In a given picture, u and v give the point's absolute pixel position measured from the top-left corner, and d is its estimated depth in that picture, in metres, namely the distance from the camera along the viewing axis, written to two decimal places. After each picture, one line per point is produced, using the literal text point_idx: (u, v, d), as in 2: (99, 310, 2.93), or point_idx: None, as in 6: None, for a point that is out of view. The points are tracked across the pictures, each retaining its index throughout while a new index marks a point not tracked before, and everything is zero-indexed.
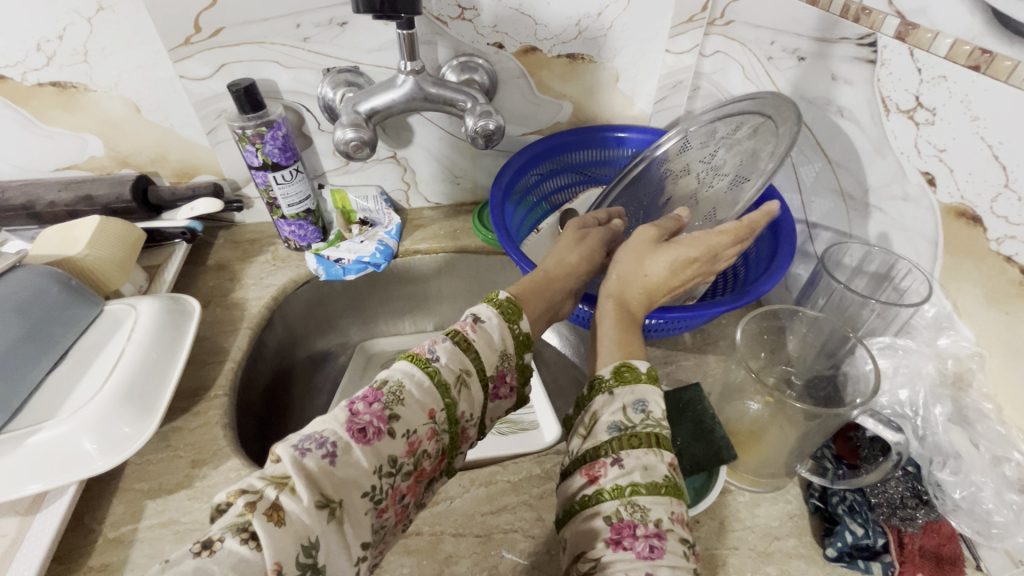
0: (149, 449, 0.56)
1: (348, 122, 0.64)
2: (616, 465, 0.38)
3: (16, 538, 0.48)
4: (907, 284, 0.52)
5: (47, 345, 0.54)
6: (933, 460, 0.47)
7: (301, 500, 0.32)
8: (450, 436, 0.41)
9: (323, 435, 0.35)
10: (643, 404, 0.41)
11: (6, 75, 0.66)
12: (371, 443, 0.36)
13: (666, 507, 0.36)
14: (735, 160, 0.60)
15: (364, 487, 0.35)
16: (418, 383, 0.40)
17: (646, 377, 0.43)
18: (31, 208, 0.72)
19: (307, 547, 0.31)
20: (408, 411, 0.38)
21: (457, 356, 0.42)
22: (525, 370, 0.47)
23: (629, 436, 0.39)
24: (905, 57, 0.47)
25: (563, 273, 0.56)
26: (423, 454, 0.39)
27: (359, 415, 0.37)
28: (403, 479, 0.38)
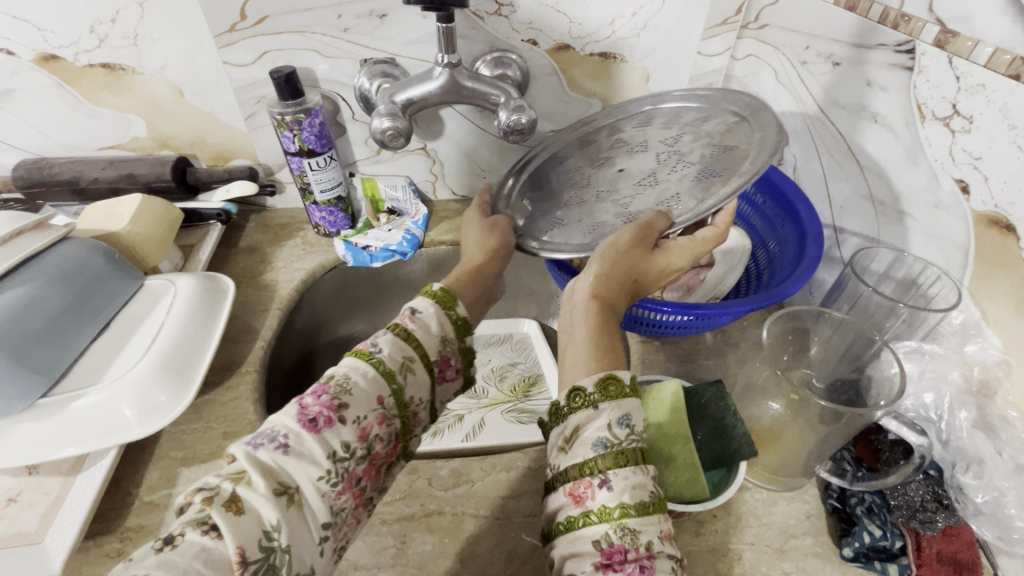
0: (184, 420, 0.58)
1: (385, 112, 0.66)
2: (604, 487, 0.37)
3: (59, 496, 0.51)
4: (935, 291, 0.52)
5: (92, 315, 0.57)
6: (956, 464, 0.48)
7: (259, 487, 0.35)
8: (401, 420, 0.45)
9: (275, 431, 0.39)
10: (627, 419, 0.40)
11: (59, 55, 0.68)
12: (322, 431, 0.39)
13: (654, 527, 0.36)
14: (701, 151, 0.56)
15: (319, 473, 0.38)
16: (363, 374, 0.43)
17: (630, 390, 0.41)
18: (76, 184, 0.74)
19: (268, 532, 0.34)
20: (356, 400, 0.42)
21: (399, 347, 0.46)
22: (468, 352, 0.50)
23: (617, 453, 0.38)
24: (944, 65, 0.48)
25: (485, 257, 0.61)
26: (376, 438, 0.42)
27: (309, 407, 0.40)
28: (358, 463, 0.41)
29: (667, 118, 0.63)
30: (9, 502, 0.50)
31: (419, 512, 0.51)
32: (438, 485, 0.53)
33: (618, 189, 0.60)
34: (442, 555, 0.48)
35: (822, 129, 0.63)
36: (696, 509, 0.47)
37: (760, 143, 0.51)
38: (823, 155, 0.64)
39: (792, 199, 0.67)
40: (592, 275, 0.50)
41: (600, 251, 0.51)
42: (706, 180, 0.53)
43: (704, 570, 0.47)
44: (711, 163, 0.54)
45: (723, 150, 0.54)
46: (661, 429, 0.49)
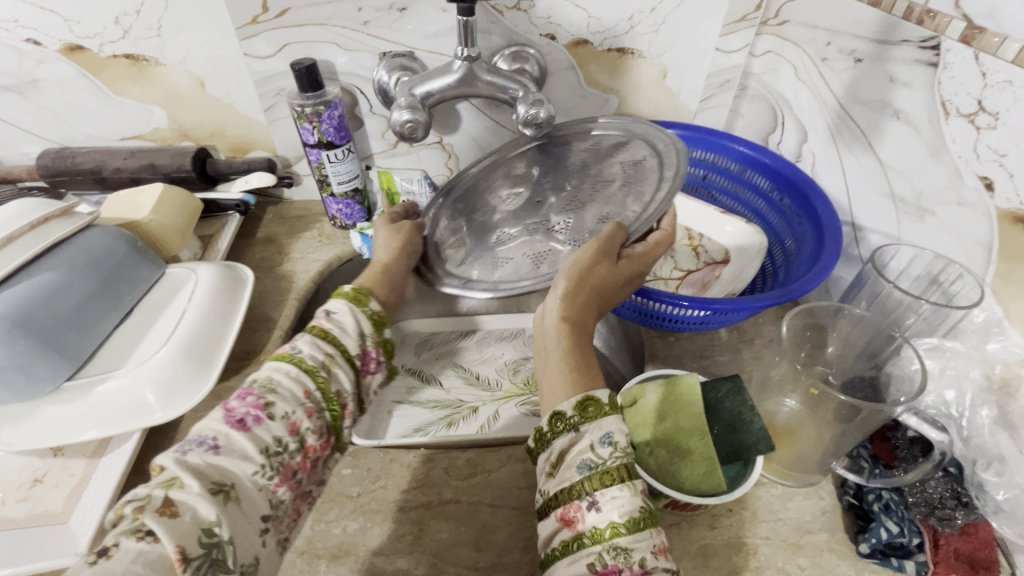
0: (204, 406, 0.59)
1: (405, 104, 0.66)
2: (592, 509, 0.38)
3: (84, 477, 0.52)
4: (957, 289, 0.52)
5: (117, 301, 0.58)
6: (977, 461, 0.47)
7: (193, 486, 0.36)
8: (332, 412, 0.47)
9: (203, 435, 0.40)
10: (610, 437, 0.40)
11: (84, 46, 0.69)
12: (251, 428, 0.41)
13: (647, 542, 0.37)
14: (618, 171, 0.62)
15: (253, 467, 0.40)
16: (287, 373, 0.46)
17: (610, 408, 0.42)
18: (99, 174, 0.75)
19: (209, 528, 0.35)
20: (282, 397, 0.44)
21: (318, 345, 0.49)
22: (388, 345, 0.55)
23: (602, 475, 0.39)
24: (969, 62, 0.47)
25: (393, 256, 0.62)
26: (308, 431, 0.45)
27: (235, 409, 0.42)
28: (293, 456, 0.43)
29: (562, 148, 0.68)
30: (35, 482, 0.51)
31: (436, 500, 0.51)
32: (455, 475, 0.53)
33: (550, 221, 0.62)
34: (458, 543, 0.48)
35: (842, 126, 0.63)
36: (711, 502, 0.47)
37: (668, 155, 0.59)
38: (842, 151, 0.64)
39: (811, 195, 0.67)
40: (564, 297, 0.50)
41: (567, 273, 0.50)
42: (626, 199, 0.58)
43: (720, 563, 0.47)
44: (630, 184, 0.60)
45: (637, 167, 0.61)
46: (678, 424, 0.49)
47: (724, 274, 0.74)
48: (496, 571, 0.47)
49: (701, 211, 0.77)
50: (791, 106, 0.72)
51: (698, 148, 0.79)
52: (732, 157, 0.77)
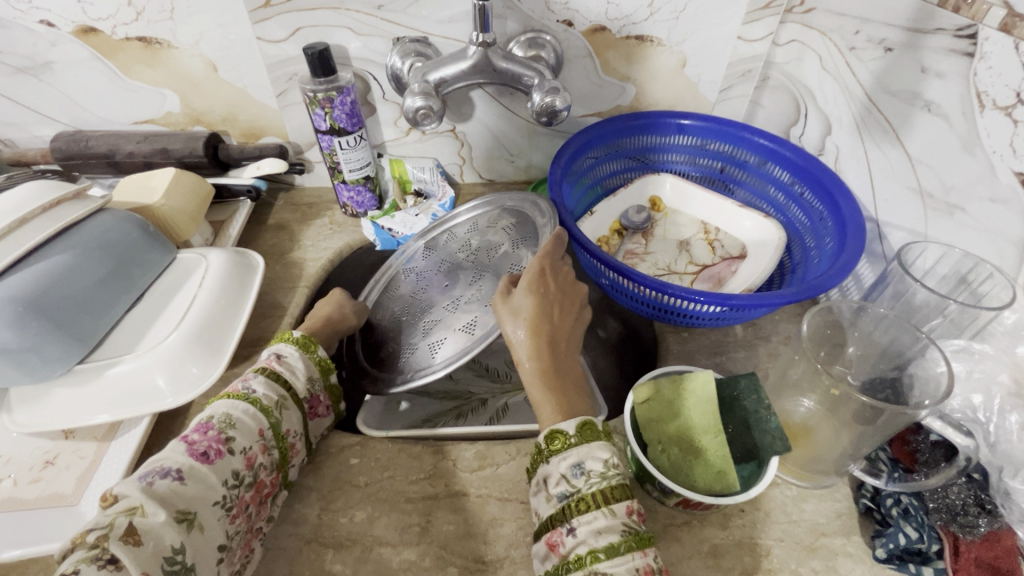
0: (214, 392, 0.59)
1: (418, 91, 0.65)
2: (570, 534, 0.42)
3: (95, 460, 0.52)
4: (987, 289, 0.50)
5: (129, 285, 0.58)
6: (1003, 468, 0.46)
7: (157, 516, 0.39)
8: (281, 450, 0.49)
9: (166, 466, 0.42)
10: (580, 467, 0.44)
11: (98, 28, 0.69)
12: (213, 462, 0.43)
13: (626, 567, 0.39)
14: (500, 237, 0.65)
15: (214, 498, 0.42)
16: (243, 411, 0.48)
17: (576, 439, 0.45)
18: (112, 157, 0.75)
19: (171, 557, 0.38)
20: (241, 433, 0.46)
21: (272, 387, 0.51)
22: (333, 389, 0.57)
23: (578, 504, 0.42)
24: (1009, 51, 0.45)
25: (337, 311, 0.65)
26: (261, 466, 0.46)
27: (196, 442, 0.44)
28: (247, 490, 0.45)
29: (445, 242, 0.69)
30: (46, 464, 0.52)
31: (443, 492, 0.51)
32: (463, 467, 0.53)
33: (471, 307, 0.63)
34: (465, 536, 0.48)
35: (869, 118, 0.61)
36: (727, 502, 0.45)
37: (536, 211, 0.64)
38: (869, 143, 0.62)
39: (834, 190, 0.66)
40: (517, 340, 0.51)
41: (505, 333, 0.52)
42: (517, 251, 0.62)
43: (731, 563, 0.46)
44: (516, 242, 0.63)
45: (513, 230, 0.65)
46: (690, 420, 0.49)
47: (740, 269, 0.72)
48: (503, 565, 0.46)
49: (717, 205, 0.77)
50: (815, 98, 0.70)
51: (715, 140, 0.78)
52: (752, 149, 0.76)
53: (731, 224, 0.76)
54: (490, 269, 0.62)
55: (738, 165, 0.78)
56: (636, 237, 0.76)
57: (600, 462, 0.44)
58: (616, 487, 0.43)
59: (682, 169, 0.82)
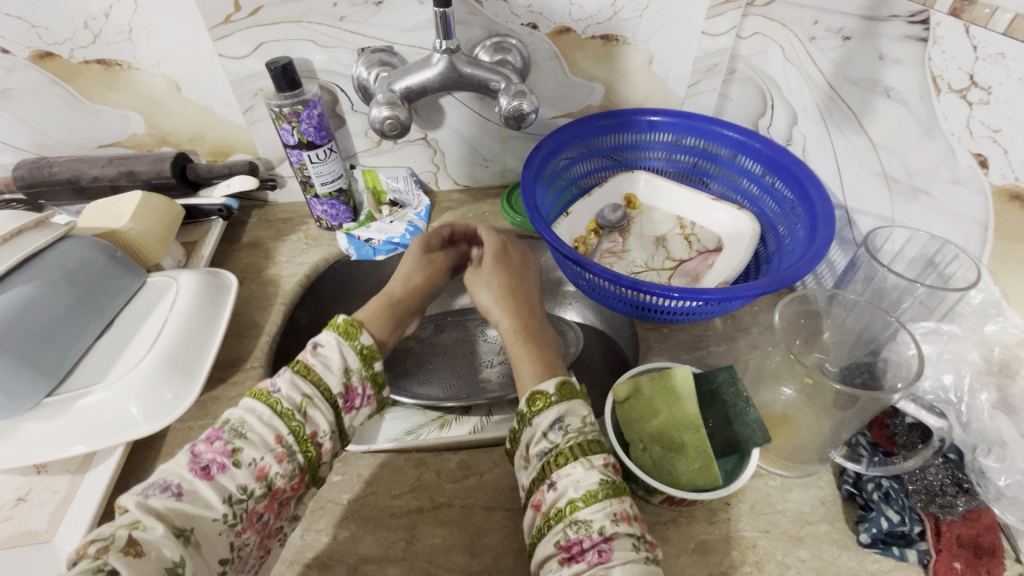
0: (190, 417, 0.58)
1: (383, 100, 0.64)
2: (551, 489, 0.43)
3: (68, 495, 0.51)
4: (953, 270, 0.50)
5: (96, 312, 0.57)
6: (977, 447, 0.46)
7: (156, 529, 0.37)
8: (306, 455, 0.46)
9: (168, 479, 0.41)
10: (561, 423, 0.46)
11: (55, 53, 0.68)
12: (214, 477, 0.42)
13: (607, 512, 0.41)
14: None
15: (215, 514, 0.40)
16: (260, 416, 0.46)
17: (555, 399, 0.48)
18: (77, 183, 0.74)
19: (172, 568, 0.36)
20: (251, 443, 0.44)
21: (297, 385, 0.48)
22: (378, 378, 0.53)
23: (555, 455, 0.44)
24: (960, 35, 0.46)
25: (406, 293, 0.62)
26: (276, 476, 0.44)
27: (200, 455, 0.43)
28: (259, 501, 0.43)
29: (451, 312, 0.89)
30: (18, 501, 0.50)
31: (428, 505, 0.50)
32: (447, 478, 0.52)
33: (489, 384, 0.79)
34: (452, 548, 0.47)
35: (832, 106, 0.62)
36: (708, 497, 0.45)
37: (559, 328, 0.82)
38: (832, 131, 0.63)
39: (803, 178, 0.66)
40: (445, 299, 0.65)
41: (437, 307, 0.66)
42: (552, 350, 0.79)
43: (718, 558, 0.46)
44: None
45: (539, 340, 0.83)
46: (673, 417, 0.48)
47: (716, 262, 0.73)
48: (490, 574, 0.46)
49: (691, 200, 0.78)
50: (780, 89, 0.71)
51: (689, 135, 0.78)
52: (722, 143, 0.76)
53: (705, 217, 0.77)
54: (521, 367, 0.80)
55: (710, 159, 0.79)
56: (610, 235, 0.77)
57: (577, 417, 0.47)
58: (594, 440, 0.45)
59: (658, 165, 0.83)
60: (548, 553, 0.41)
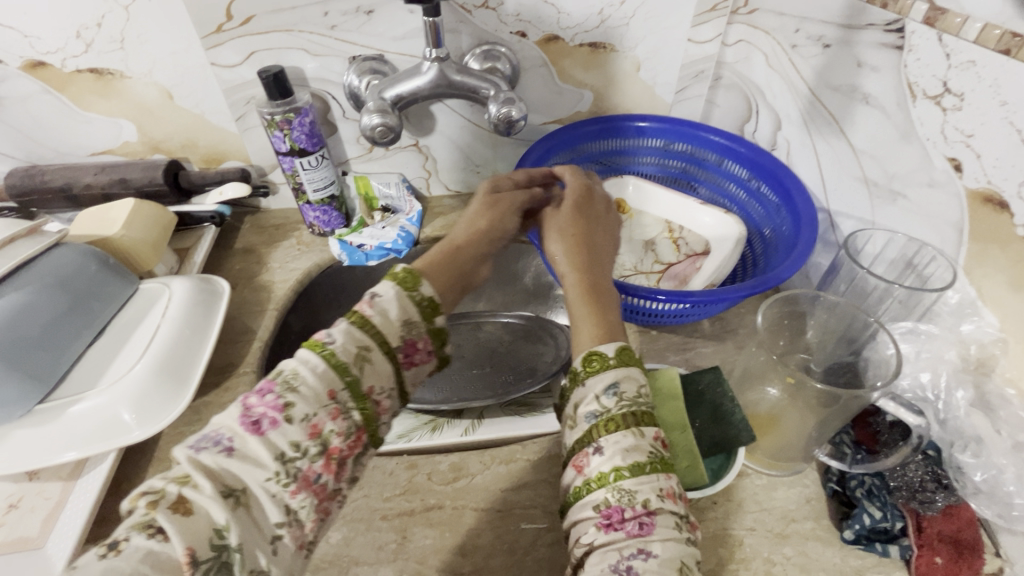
0: (183, 422, 0.58)
1: (374, 108, 0.65)
2: (597, 454, 0.40)
3: (60, 501, 0.51)
4: (931, 271, 0.51)
5: (89, 319, 0.57)
6: (955, 443, 0.47)
7: (204, 489, 0.35)
8: (363, 413, 0.42)
9: (218, 434, 0.38)
10: (614, 388, 0.43)
11: (47, 62, 0.68)
12: (265, 434, 0.38)
13: (652, 486, 0.38)
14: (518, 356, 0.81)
15: (267, 474, 0.37)
16: (313, 368, 0.41)
17: (613, 363, 0.44)
18: (69, 191, 0.74)
19: (220, 531, 0.34)
20: (303, 399, 0.40)
21: (353, 337, 0.43)
22: (439, 333, 0.47)
23: (605, 422, 0.41)
24: (933, 43, 0.47)
25: (468, 240, 0.56)
26: (332, 434, 0.40)
27: (252, 408, 0.39)
28: (315, 461, 0.39)
29: None
30: (10, 508, 0.50)
31: (419, 506, 0.51)
32: (438, 480, 0.53)
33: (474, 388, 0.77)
34: (443, 548, 0.48)
35: (814, 112, 0.63)
36: (694, 494, 0.47)
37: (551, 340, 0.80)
38: (814, 135, 0.64)
39: (786, 182, 0.68)
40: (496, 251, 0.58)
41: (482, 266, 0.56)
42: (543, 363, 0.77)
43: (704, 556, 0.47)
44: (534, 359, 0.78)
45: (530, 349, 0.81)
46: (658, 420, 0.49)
47: (704, 265, 0.74)
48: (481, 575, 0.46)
49: (679, 203, 0.78)
50: (765, 95, 0.72)
51: (676, 140, 0.80)
52: (709, 148, 0.77)
53: (692, 221, 0.78)
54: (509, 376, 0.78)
55: (699, 164, 0.80)
56: None
57: (634, 383, 0.43)
58: (648, 411, 0.42)
59: (647, 170, 0.84)
60: (585, 516, 0.39)
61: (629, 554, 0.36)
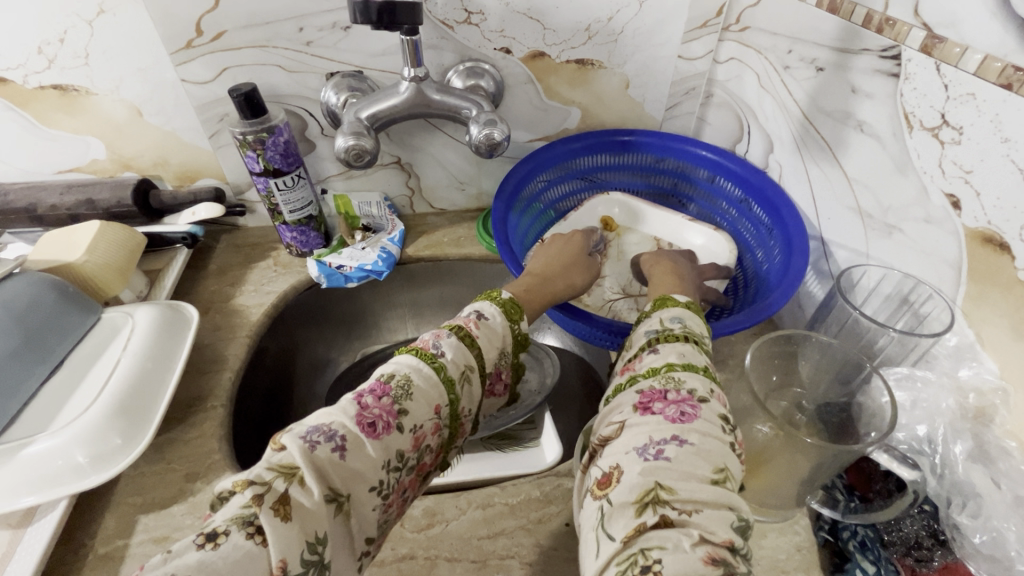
0: (144, 462, 0.55)
1: (349, 130, 0.62)
2: (651, 354, 0.42)
3: (7, 552, 0.48)
4: (927, 310, 0.49)
5: (44, 354, 0.54)
6: (952, 502, 0.44)
7: (311, 495, 0.34)
8: (450, 430, 0.43)
9: (332, 428, 0.37)
10: (680, 319, 0.45)
11: (8, 78, 0.65)
12: (381, 438, 0.38)
13: (703, 383, 0.38)
14: None
15: (372, 482, 0.38)
16: (425, 377, 0.41)
17: (685, 304, 0.48)
18: (33, 211, 0.71)
19: (313, 544, 0.34)
20: (417, 405, 0.40)
21: (462, 353, 0.44)
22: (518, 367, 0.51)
23: (665, 334, 0.43)
24: (931, 72, 0.45)
25: (562, 267, 0.62)
26: (427, 448, 0.41)
27: (368, 408, 0.38)
28: (408, 473, 0.40)
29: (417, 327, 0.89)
30: None
31: (390, 557, 0.48)
32: (411, 526, 0.50)
33: None
34: None
35: (808, 137, 0.61)
36: None
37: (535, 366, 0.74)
38: (807, 160, 0.62)
39: (777, 205, 0.66)
40: (582, 285, 0.62)
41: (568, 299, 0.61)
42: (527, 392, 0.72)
43: None
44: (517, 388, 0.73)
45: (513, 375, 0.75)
46: None
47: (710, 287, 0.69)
48: None
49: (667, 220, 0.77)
50: (756, 115, 0.70)
51: (666, 157, 0.77)
52: (699, 163, 0.75)
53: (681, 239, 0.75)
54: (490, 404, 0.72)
55: (688, 179, 0.78)
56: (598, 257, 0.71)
57: (699, 324, 0.45)
58: (706, 345, 0.43)
59: (636, 187, 0.82)
60: (626, 401, 0.39)
61: (662, 439, 0.34)
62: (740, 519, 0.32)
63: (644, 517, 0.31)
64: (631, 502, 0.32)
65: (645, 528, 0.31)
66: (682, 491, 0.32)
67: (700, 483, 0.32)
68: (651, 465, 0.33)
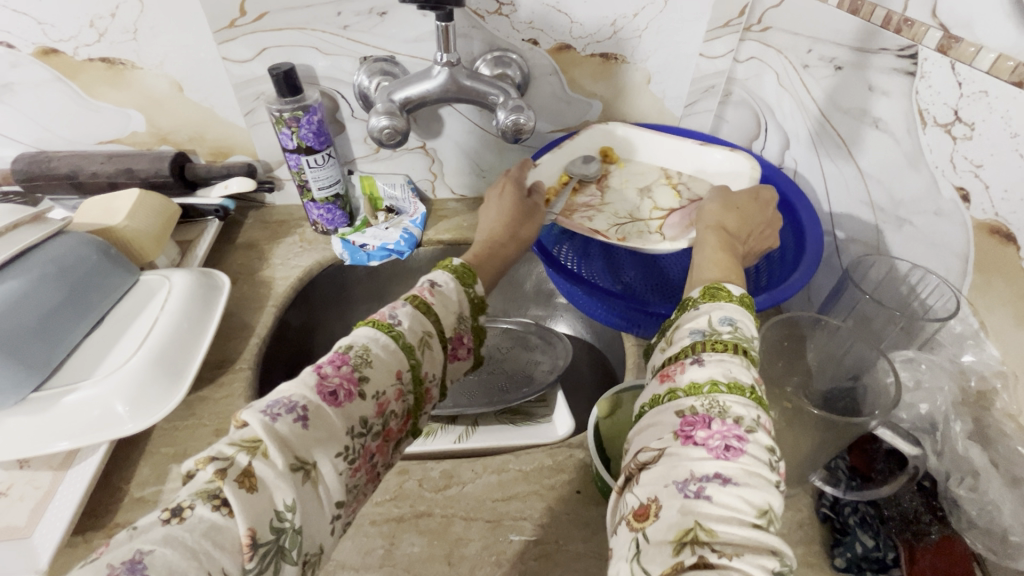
0: (176, 416, 0.58)
1: (382, 110, 0.65)
2: (695, 364, 0.39)
3: (49, 491, 0.50)
4: (933, 300, 0.51)
5: (86, 309, 0.57)
6: (952, 477, 0.47)
7: (275, 464, 0.34)
8: (415, 396, 0.44)
9: (293, 400, 0.37)
10: (730, 320, 0.42)
11: (59, 49, 0.68)
12: (342, 405, 0.39)
13: (749, 410, 0.36)
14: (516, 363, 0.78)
15: (338, 448, 0.38)
16: (383, 346, 0.43)
17: (736, 300, 0.45)
18: (75, 178, 0.74)
19: (280, 513, 0.33)
20: (376, 372, 0.41)
21: (418, 320, 0.46)
22: (479, 332, 0.53)
23: (712, 341, 0.40)
24: (946, 71, 0.47)
25: (502, 226, 0.63)
26: (392, 414, 0.42)
27: (328, 378, 0.39)
28: (374, 439, 0.41)
29: None
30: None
31: (409, 513, 0.51)
32: (429, 487, 0.52)
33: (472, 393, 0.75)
34: (430, 558, 0.48)
35: (823, 133, 0.63)
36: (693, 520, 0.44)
37: (549, 349, 0.78)
38: (822, 155, 0.64)
39: (789, 198, 0.68)
40: (529, 237, 0.64)
41: (524, 250, 0.65)
42: (541, 371, 0.75)
43: None
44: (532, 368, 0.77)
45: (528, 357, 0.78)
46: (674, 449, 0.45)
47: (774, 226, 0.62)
48: None
49: (677, 147, 0.74)
50: (774, 113, 0.72)
51: None
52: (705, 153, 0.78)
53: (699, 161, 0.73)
54: (507, 384, 0.76)
55: None
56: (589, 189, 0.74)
57: (750, 328, 0.42)
58: (754, 353, 0.41)
59: None
60: (664, 422, 0.37)
61: (704, 475, 0.33)
62: (782, 564, 0.31)
63: (681, 556, 0.30)
64: (670, 540, 0.31)
65: (682, 568, 0.30)
66: (721, 534, 0.30)
67: (740, 525, 0.31)
68: (690, 503, 0.32)
